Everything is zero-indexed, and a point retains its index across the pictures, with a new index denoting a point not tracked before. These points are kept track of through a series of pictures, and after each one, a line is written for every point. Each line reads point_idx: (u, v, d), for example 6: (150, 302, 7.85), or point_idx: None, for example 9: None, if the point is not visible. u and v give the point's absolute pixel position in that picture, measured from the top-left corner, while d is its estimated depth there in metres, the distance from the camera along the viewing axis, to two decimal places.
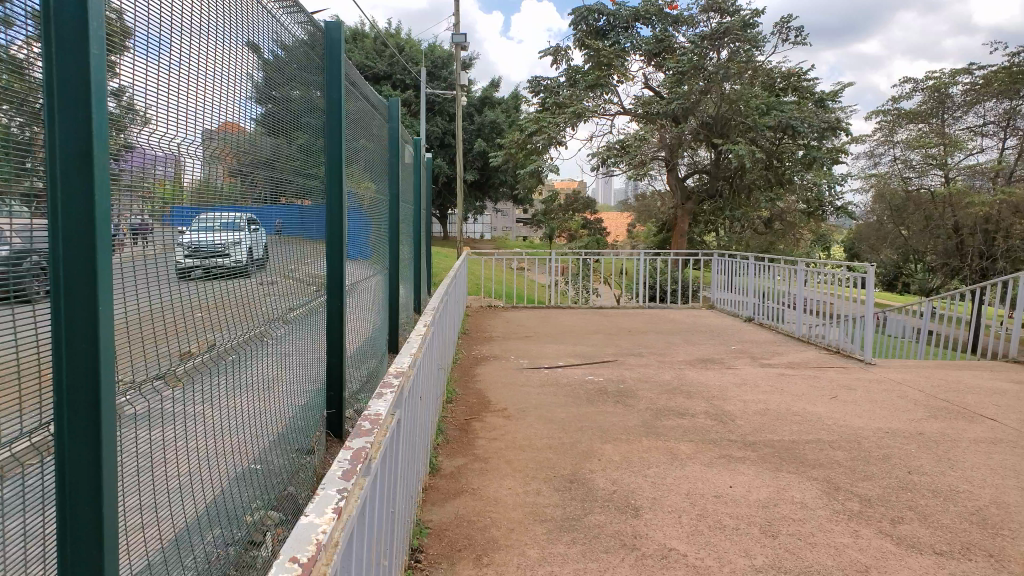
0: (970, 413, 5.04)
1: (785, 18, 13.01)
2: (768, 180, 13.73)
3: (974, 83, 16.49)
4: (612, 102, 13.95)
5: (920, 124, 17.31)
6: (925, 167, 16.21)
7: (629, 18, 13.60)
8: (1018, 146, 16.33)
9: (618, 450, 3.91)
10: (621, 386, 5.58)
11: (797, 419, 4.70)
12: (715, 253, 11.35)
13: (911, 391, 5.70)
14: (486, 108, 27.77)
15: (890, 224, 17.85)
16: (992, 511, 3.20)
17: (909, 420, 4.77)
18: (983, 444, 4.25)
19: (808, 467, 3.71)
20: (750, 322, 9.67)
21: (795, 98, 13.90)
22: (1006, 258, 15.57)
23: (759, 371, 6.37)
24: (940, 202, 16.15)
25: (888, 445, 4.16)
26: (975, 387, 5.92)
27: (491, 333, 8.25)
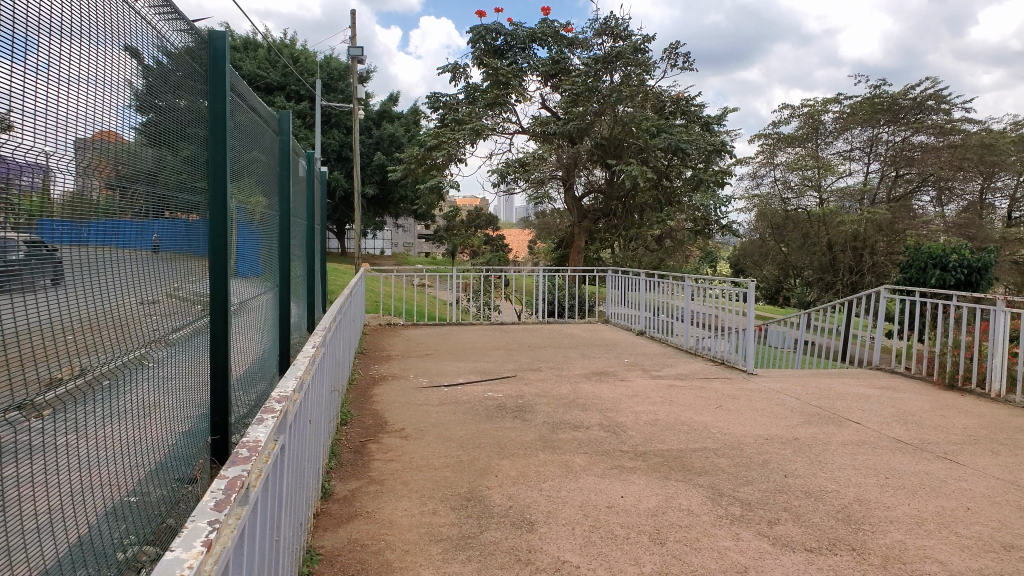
0: (839, 418, 5.39)
1: (674, 45, 13.62)
2: (659, 200, 14.34)
3: (843, 112, 17.98)
4: (510, 121, 14.15)
5: (797, 147, 18.51)
6: (803, 189, 17.53)
7: (526, 38, 13.94)
8: (882, 169, 17.81)
9: (514, 465, 3.94)
10: (519, 401, 5.62)
11: (685, 429, 4.87)
12: (609, 270, 11.60)
13: (788, 398, 6.03)
14: (385, 123, 27.64)
15: (771, 241, 18.89)
16: (856, 507, 3.42)
17: (787, 426, 5.05)
18: (850, 446, 4.55)
19: (694, 475, 3.86)
20: (642, 335, 9.98)
21: (684, 122, 14.53)
22: (874, 272, 16.64)
23: (650, 383, 6.58)
24: (816, 220, 17.32)
25: (768, 451, 4.38)
26: (845, 394, 6.33)
27: (390, 351, 8.15)
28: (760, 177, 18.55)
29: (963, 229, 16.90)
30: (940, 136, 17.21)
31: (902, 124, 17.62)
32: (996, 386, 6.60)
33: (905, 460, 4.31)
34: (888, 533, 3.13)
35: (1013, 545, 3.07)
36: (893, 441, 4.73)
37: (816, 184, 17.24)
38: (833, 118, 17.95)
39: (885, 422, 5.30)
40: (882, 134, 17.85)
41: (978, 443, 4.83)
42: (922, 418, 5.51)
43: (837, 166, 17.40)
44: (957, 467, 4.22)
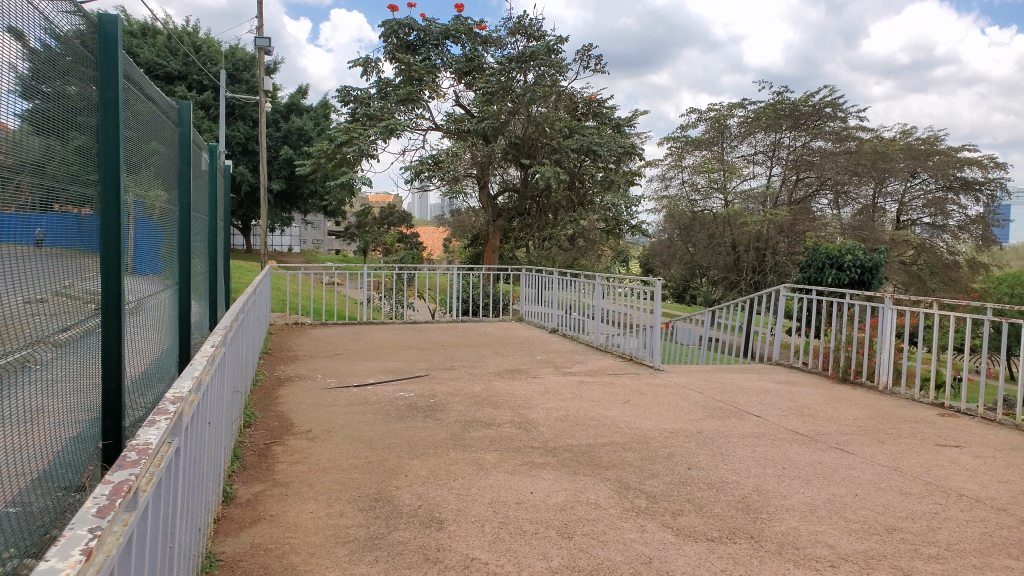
0: (739, 411, 5.60)
1: (587, 46, 13.81)
2: (573, 200, 14.58)
3: (747, 116, 18.74)
4: (424, 118, 14.04)
5: (704, 150, 19.10)
6: (709, 192, 18.13)
7: (439, 35, 13.88)
8: (783, 173, 18.65)
9: (425, 465, 3.91)
10: (431, 400, 5.59)
11: (593, 425, 4.95)
12: (524, 269, 11.70)
13: (692, 393, 6.23)
14: (294, 116, 26.94)
15: (679, 242, 19.45)
16: (754, 497, 3.57)
17: (691, 420, 5.21)
18: (750, 439, 4.74)
19: (602, 469, 3.93)
20: (555, 333, 10.11)
21: (596, 123, 14.80)
22: (775, 271, 17.39)
23: (561, 380, 6.67)
24: (720, 221, 18.01)
25: (672, 444, 4.51)
26: (746, 388, 6.58)
27: (297, 352, 7.94)
28: (668, 179, 19.09)
29: (857, 231, 17.85)
30: (837, 142, 18.27)
31: (802, 129, 18.50)
32: (884, 378, 7.03)
33: (799, 450, 4.53)
34: (783, 521, 3.28)
35: (895, 528, 3.28)
36: (790, 433, 4.95)
37: (721, 187, 17.89)
38: (737, 123, 18.67)
39: (782, 415, 5.55)
40: (783, 139, 18.75)
41: (867, 433, 5.12)
42: (816, 410, 5.80)
43: (741, 170, 18.11)
44: (847, 456, 4.47)
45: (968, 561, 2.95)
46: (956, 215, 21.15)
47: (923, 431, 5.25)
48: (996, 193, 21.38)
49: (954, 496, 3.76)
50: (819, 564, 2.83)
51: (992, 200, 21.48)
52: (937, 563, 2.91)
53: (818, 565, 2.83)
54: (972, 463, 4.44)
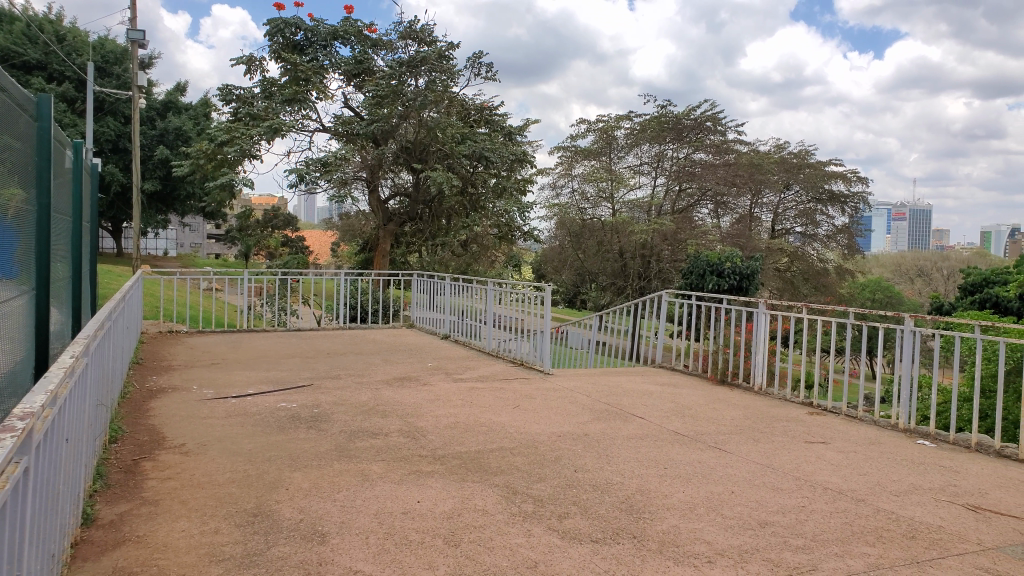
0: (624, 413, 5.75)
1: (477, 54, 13.87)
2: (465, 206, 14.58)
3: (633, 128, 19.32)
4: (311, 118, 13.67)
5: (592, 160, 19.39)
6: (598, 200, 18.77)
7: (327, 35, 13.56)
8: (667, 184, 19.31)
9: (307, 477, 3.78)
10: (315, 411, 5.42)
11: (482, 430, 4.95)
12: (415, 273, 11.59)
13: (579, 396, 6.33)
14: (170, 115, 25.59)
15: (570, 249, 19.73)
16: (637, 497, 3.67)
17: (578, 423, 5.30)
18: (634, 440, 4.87)
19: (490, 475, 3.93)
20: (447, 339, 10.06)
21: (488, 130, 14.89)
22: (659, 277, 18.04)
23: (450, 386, 6.62)
24: (609, 228, 18.43)
25: (560, 447, 4.57)
26: (631, 391, 6.76)
27: (172, 361, 7.51)
28: (559, 187, 19.41)
29: (736, 238, 18.83)
30: (716, 155, 19.39)
31: (684, 142, 19.44)
32: (760, 379, 7.41)
33: (680, 450, 4.69)
34: (665, 520, 3.38)
35: (767, 522, 3.44)
36: (672, 434, 5.12)
37: (609, 196, 18.68)
38: (625, 133, 19.19)
39: (664, 415, 5.74)
40: (666, 151, 19.52)
41: (741, 431, 5.37)
42: (696, 411, 6.03)
43: (628, 180, 18.80)
44: (725, 454, 4.67)
45: (832, 550, 3.14)
46: (824, 225, 22.65)
47: (793, 429, 5.56)
48: (858, 206, 23.12)
49: (820, 490, 4.00)
50: (698, 561, 2.94)
51: (856, 212, 23.26)
52: (804, 553, 3.08)
53: (696, 561, 2.93)
54: (836, 457, 4.74)
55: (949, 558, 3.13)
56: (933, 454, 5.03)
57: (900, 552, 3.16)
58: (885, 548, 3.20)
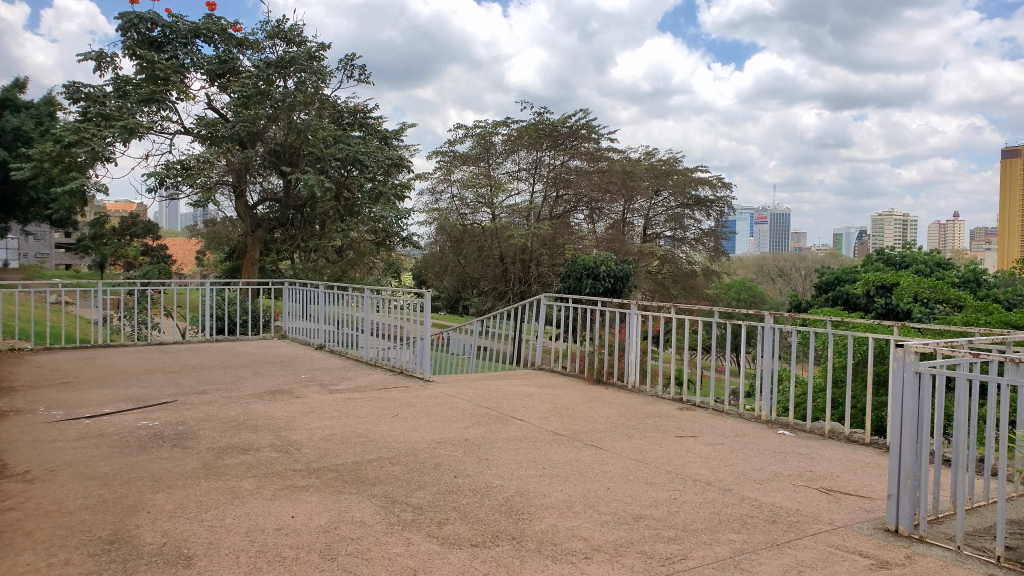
0: (504, 416, 5.80)
1: (349, 55, 13.63)
2: (340, 211, 14.03)
3: (510, 134, 19.67)
4: (171, 120, 12.98)
5: (471, 166, 19.49)
6: (477, 205, 18.74)
7: (188, 33, 12.93)
8: (544, 190, 19.76)
9: (172, 498, 3.58)
10: (179, 428, 5.14)
11: (360, 441, 4.86)
12: (286, 281, 11.24)
13: (460, 402, 6.34)
14: (7, 113, 23.52)
15: (450, 254, 19.73)
16: (517, 499, 3.71)
17: (458, 428, 5.31)
18: (513, 442, 4.93)
19: (368, 485, 3.87)
20: (322, 349, 9.83)
21: (361, 133, 14.64)
22: (539, 282, 18.25)
23: (326, 398, 6.45)
24: (488, 233, 18.71)
25: (439, 454, 4.56)
26: (511, 394, 6.84)
27: (14, 382, 6.90)
28: (438, 193, 19.21)
29: (610, 243, 19.51)
30: (590, 161, 20.27)
31: (560, 149, 19.98)
32: (633, 377, 7.69)
33: (558, 450, 4.78)
34: (543, 519, 3.44)
35: (640, 515, 3.58)
36: (550, 434, 5.22)
37: (489, 202, 18.63)
38: (502, 140, 19.51)
39: (543, 417, 5.84)
40: (544, 158, 19.96)
41: (616, 429, 5.55)
42: (573, 411, 6.18)
43: (507, 185, 18.90)
44: (600, 452, 4.81)
45: (700, 538, 3.30)
46: (692, 229, 23.75)
47: (665, 424, 5.80)
48: (723, 211, 24.32)
49: (690, 482, 4.19)
50: (575, 557, 3.01)
51: (721, 215, 24.43)
52: (675, 543, 3.22)
53: (574, 558, 3.00)
54: (704, 450, 4.99)
55: (804, 539, 3.37)
56: (791, 442, 5.39)
57: (762, 536, 3.37)
58: (748, 534, 3.40)
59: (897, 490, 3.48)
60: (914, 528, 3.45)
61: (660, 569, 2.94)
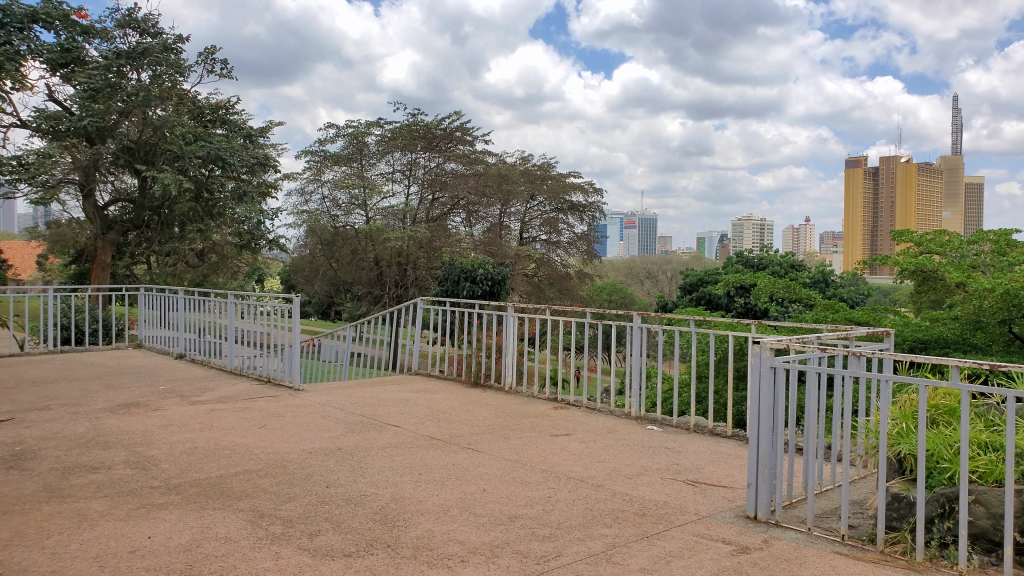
0: (379, 424, 5.69)
1: (210, 49, 12.98)
2: (199, 212, 13.33)
3: (383, 136, 19.39)
4: (3, 110, 11.93)
5: (343, 166, 19.10)
6: (350, 207, 18.44)
7: (25, 18, 11.85)
8: (419, 192, 19.73)
9: (9, 526, 3.27)
10: (17, 449, 4.70)
11: (225, 454, 4.62)
12: (141, 287, 10.55)
13: (332, 410, 6.16)
14: None
15: (321, 258, 19.30)
16: (391, 506, 3.65)
17: (330, 437, 5.16)
18: (387, 449, 4.84)
19: (234, 500, 3.69)
20: (182, 359, 9.31)
21: (224, 131, 13.98)
22: (416, 285, 18.37)
23: (187, 410, 6.10)
24: (363, 237, 18.11)
25: (310, 464, 4.42)
26: (385, 400, 6.73)
27: None
28: (308, 194, 18.89)
29: (487, 246, 19.61)
30: (467, 165, 20.36)
31: (436, 151, 19.99)
32: (510, 379, 7.78)
33: (434, 455, 4.75)
34: (419, 525, 3.40)
35: (515, 515, 3.61)
36: (426, 439, 5.18)
37: (362, 204, 18.32)
38: (376, 141, 19.21)
39: (418, 422, 5.78)
40: (419, 159, 19.94)
41: (492, 431, 5.58)
42: (450, 415, 6.15)
43: (381, 187, 18.58)
44: (476, 454, 4.82)
45: (574, 535, 3.37)
46: (566, 233, 24.27)
47: (541, 424, 5.89)
48: (595, 215, 24.99)
49: (563, 480, 4.28)
50: (451, 561, 2.99)
51: (593, 220, 25.09)
52: (550, 541, 3.27)
53: (449, 562, 2.98)
54: (578, 448, 5.10)
55: (672, 530, 3.52)
56: (659, 437, 5.62)
57: (633, 529, 3.49)
58: (620, 528, 3.50)
59: (755, 479, 3.68)
60: (770, 514, 3.66)
61: (535, 567, 2.97)
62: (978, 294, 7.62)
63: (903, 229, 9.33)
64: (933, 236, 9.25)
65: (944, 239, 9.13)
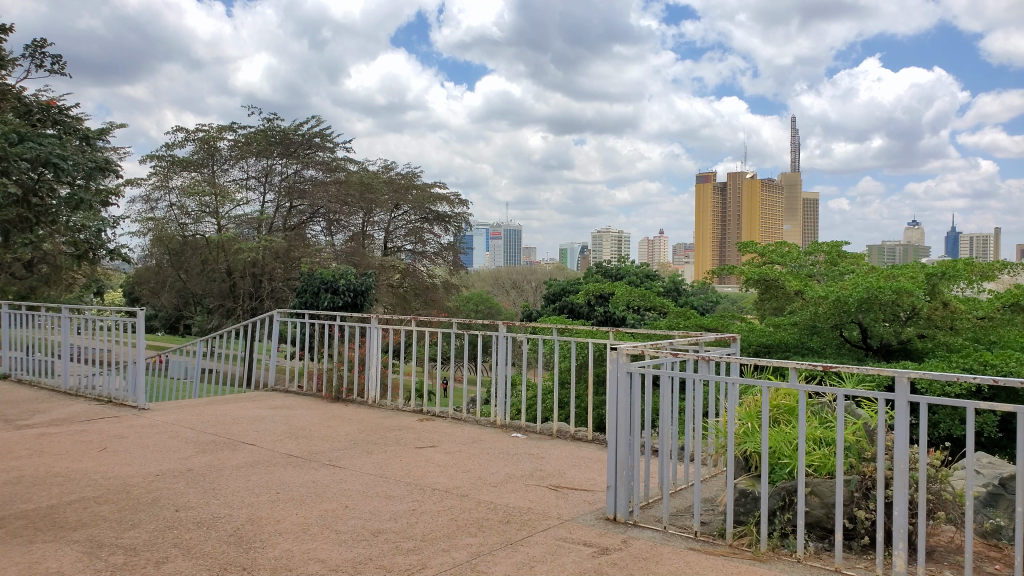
0: (233, 442, 5.44)
1: (39, 41, 11.90)
2: (26, 217, 12.09)
3: (237, 140, 18.70)
4: None
5: (192, 171, 18.24)
6: (200, 215, 17.36)
7: None
8: (275, 200, 19.39)
9: None
10: None
11: (57, 481, 4.25)
12: None
13: (182, 430, 5.82)
14: None
15: (169, 268, 18.28)
16: (247, 528, 3.49)
17: (179, 459, 4.87)
18: (243, 468, 4.63)
19: (67, 531, 3.39)
20: (6, 379, 8.47)
21: (57, 131, 12.73)
22: (272, 297, 17.58)
23: (13, 435, 5.56)
24: (213, 247, 17.09)
25: (157, 488, 4.14)
26: (241, 418, 6.43)
27: None
28: (154, 201, 17.83)
29: (349, 256, 19.18)
30: (327, 171, 19.94)
31: (293, 157, 19.58)
32: (373, 393, 7.63)
33: (293, 472, 4.60)
34: (277, 546, 3.28)
35: (379, 530, 3.55)
36: (284, 457, 5.00)
37: (214, 211, 17.24)
38: (229, 145, 18.51)
39: (276, 439, 5.57)
40: (275, 166, 19.55)
41: (354, 446, 5.46)
42: (309, 431, 5.96)
43: (234, 194, 17.82)
44: (338, 470, 4.70)
45: (438, 546, 3.36)
46: (431, 243, 24.27)
47: (405, 437, 5.83)
48: (461, 225, 25.02)
49: (428, 492, 4.25)
50: None
51: (459, 231, 25.10)
52: (414, 554, 3.25)
53: None
54: (442, 459, 5.09)
55: (535, 535, 3.58)
56: (523, 444, 5.71)
57: (497, 536, 3.52)
58: (483, 536, 3.53)
59: (615, 482, 3.82)
60: (629, 514, 3.82)
61: None
62: (814, 301, 8.27)
63: (749, 241, 9.99)
64: (775, 247, 9.95)
65: (784, 250, 9.91)
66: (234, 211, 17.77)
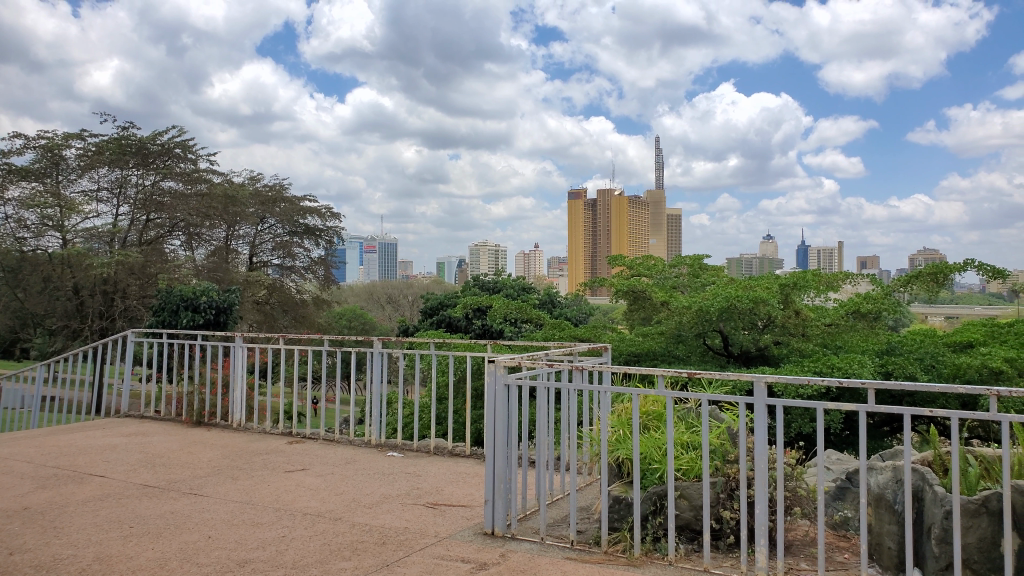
0: (79, 475, 5.00)
1: None
2: None
3: (86, 149, 17.40)
4: None
5: (33, 182, 16.82)
6: (42, 228, 16.18)
7: None
8: (130, 214, 18.17)
9: None
10: None
11: None
12: None
13: (19, 464, 5.29)
14: None
15: (4, 288, 16.68)
16: (94, 567, 3.21)
17: (15, 497, 4.42)
18: (90, 503, 4.27)
19: None
20: None
21: None
22: (124, 316, 16.19)
23: None
24: (58, 263, 15.98)
25: None
26: (89, 448, 5.94)
27: None
28: None
29: (211, 271, 18.32)
30: (187, 183, 18.94)
31: (150, 168, 18.38)
32: (239, 415, 7.26)
33: (148, 504, 4.28)
34: None
35: (246, 560, 3.37)
36: (139, 488, 4.66)
37: (57, 224, 16.09)
38: (76, 154, 17.19)
39: (130, 469, 5.18)
40: (130, 176, 18.22)
41: (218, 472, 5.17)
42: (167, 458, 5.58)
43: (82, 207, 16.51)
44: (200, 499, 4.43)
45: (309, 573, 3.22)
46: (302, 258, 23.45)
47: (272, 461, 5.58)
48: (332, 239, 24.45)
49: (299, 516, 4.08)
50: None
51: (331, 245, 24.50)
52: None
53: None
54: (313, 482, 4.91)
55: (412, 555, 3.51)
56: (399, 462, 5.61)
57: (372, 559, 3.42)
58: (358, 559, 3.42)
59: (492, 495, 3.80)
60: (506, 527, 3.82)
61: None
62: (679, 312, 8.66)
63: (618, 254, 10.33)
64: (641, 260, 10.37)
65: (650, 263, 10.31)
66: (81, 224, 16.42)
